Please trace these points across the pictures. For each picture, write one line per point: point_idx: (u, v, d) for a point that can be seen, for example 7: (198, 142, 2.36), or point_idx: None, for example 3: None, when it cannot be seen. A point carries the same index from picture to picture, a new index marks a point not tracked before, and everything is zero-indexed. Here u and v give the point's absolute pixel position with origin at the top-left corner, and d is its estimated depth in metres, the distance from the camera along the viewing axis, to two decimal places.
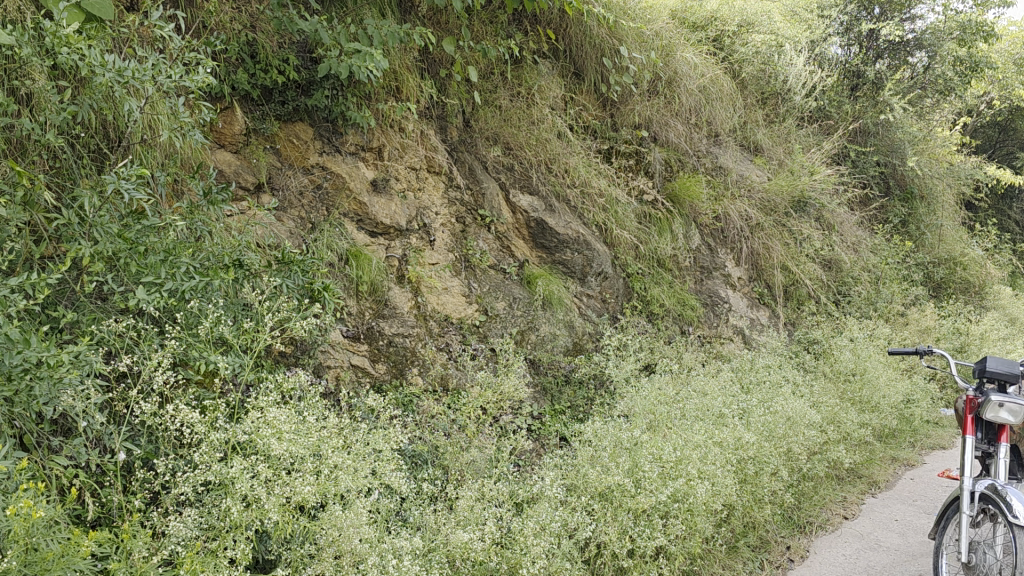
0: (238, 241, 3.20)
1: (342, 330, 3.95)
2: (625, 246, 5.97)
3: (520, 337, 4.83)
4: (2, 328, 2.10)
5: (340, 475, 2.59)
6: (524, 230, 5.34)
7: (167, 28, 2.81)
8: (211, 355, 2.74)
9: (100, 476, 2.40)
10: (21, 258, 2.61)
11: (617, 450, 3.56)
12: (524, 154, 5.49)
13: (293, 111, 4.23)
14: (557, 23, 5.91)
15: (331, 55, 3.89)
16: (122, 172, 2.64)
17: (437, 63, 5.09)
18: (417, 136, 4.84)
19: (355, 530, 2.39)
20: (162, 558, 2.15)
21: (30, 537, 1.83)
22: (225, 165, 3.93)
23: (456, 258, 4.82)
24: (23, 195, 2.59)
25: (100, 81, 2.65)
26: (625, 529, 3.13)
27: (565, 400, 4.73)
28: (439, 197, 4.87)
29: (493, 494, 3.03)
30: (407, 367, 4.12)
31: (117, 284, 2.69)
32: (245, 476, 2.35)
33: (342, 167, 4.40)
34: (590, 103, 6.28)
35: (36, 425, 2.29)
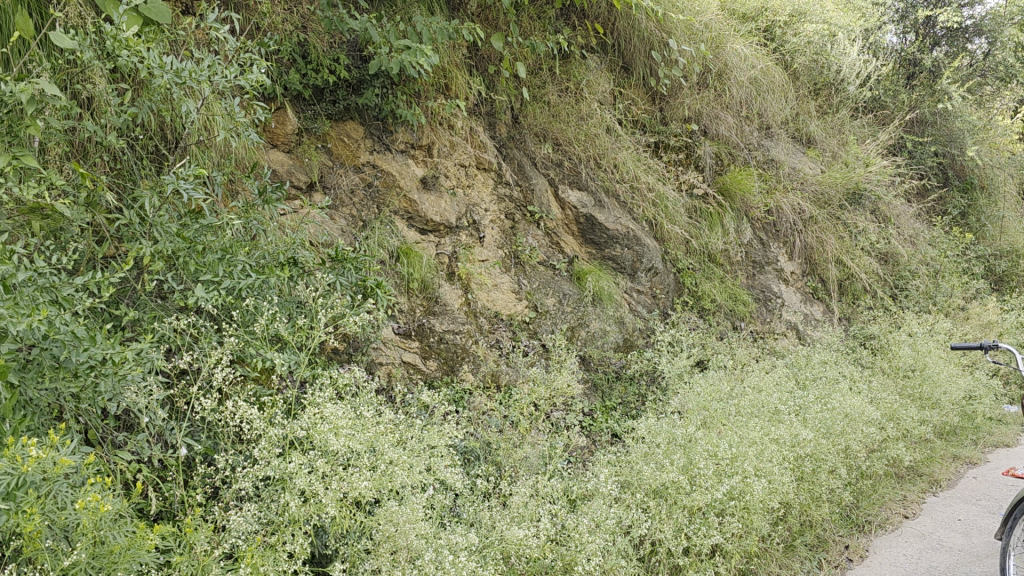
0: (293, 240, 3.24)
1: (394, 327, 3.98)
2: (676, 241, 5.91)
3: (571, 333, 4.82)
4: (69, 325, 2.12)
5: (395, 471, 2.60)
6: (574, 225, 5.31)
7: (223, 29, 2.84)
8: (268, 352, 2.79)
9: (162, 471, 2.45)
10: (84, 258, 2.68)
11: (671, 447, 3.53)
12: (573, 150, 5.47)
13: (344, 110, 4.28)
14: (605, 17, 5.87)
15: (381, 53, 3.92)
16: (180, 172, 2.69)
17: (486, 60, 5.10)
18: (466, 133, 4.85)
19: (410, 526, 2.41)
20: (224, 551, 2.18)
21: (99, 531, 1.88)
22: (279, 165, 3.98)
23: (506, 254, 4.83)
24: (86, 196, 2.65)
25: (159, 83, 2.70)
26: (680, 527, 3.10)
27: (616, 397, 4.69)
28: (488, 194, 4.88)
29: (546, 491, 3.03)
30: (458, 365, 4.12)
31: (176, 283, 2.74)
32: (303, 472, 2.38)
33: (392, 165, 4.42)
34: (639, 97, 6.23)
35: (101, 421, 2.34)
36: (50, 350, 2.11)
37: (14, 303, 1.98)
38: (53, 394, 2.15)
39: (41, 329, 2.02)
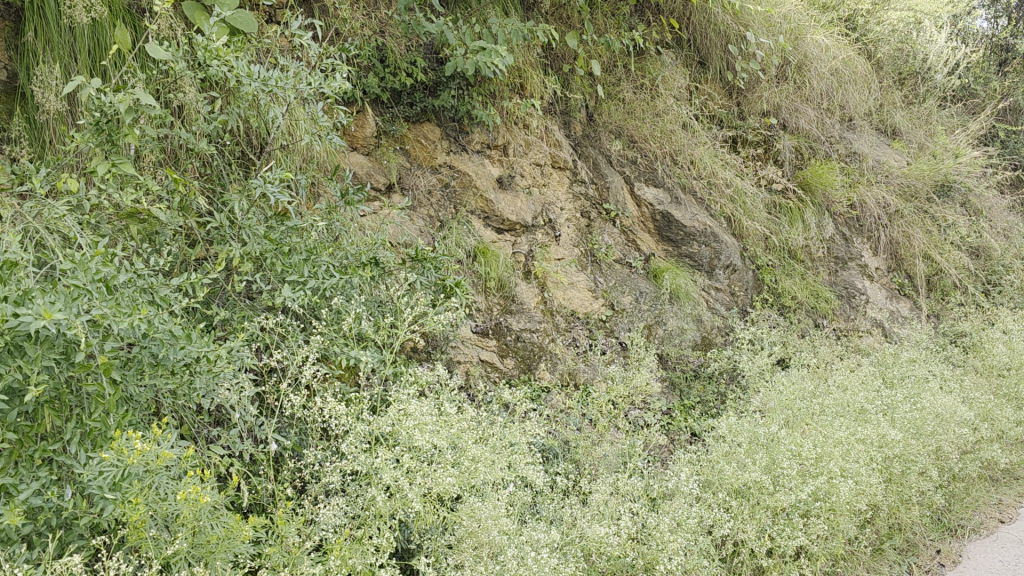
0: (374, 240, 3.30)
1: (472, 325, 4.02)
2: (755, 237, 5.81)
3: (648, 331, 4.78)
4: (167, 325, 2.20)
5: (478, 468, 2.64)
6: (650, 223, 5.27)
7: (306, 36, 2.92)
8: (352, 351, 2.86)
9: (253, 465, 2.53)
10: (177, 260, 2.78)
11: (753, 447, 3.48)
12: (648, 146, 5.43)
13: (421, 112, 4.33)
14: (680, 11, 5.81)
15: (457, 54, 3.97)
16: (267, 176, 2.78)
17: (560, 58, 5.10)
18: (541, 132, 4.86)
19: (492, 522, 2.43)
20: (314, 544, 2.24)
21: (198, 521, 1.97)
22: (359, 167, 4.05)
23: (582, 253, 4.83)
24: (179, 200, 2.76)
25: (247, 91, 2.80)
26: (764, 527, 3.05)
27: (694, 396, 4.64)
28: (564, 193, 4.89)
29: (627, 489, 3.02)
30: (535, 363, 4.15)
31: (264, 284, 2.83)
32: (389, 468, 2.43)
33: (468, 165, 4.46)
34: (715, 92, 6.15)
35: (196, 417, 2.43)
36: (149, 348, 2.18)
37: (116, 302, 2.08)
38: (153, 390, 2.23)
39: (141, 328, 2.10)
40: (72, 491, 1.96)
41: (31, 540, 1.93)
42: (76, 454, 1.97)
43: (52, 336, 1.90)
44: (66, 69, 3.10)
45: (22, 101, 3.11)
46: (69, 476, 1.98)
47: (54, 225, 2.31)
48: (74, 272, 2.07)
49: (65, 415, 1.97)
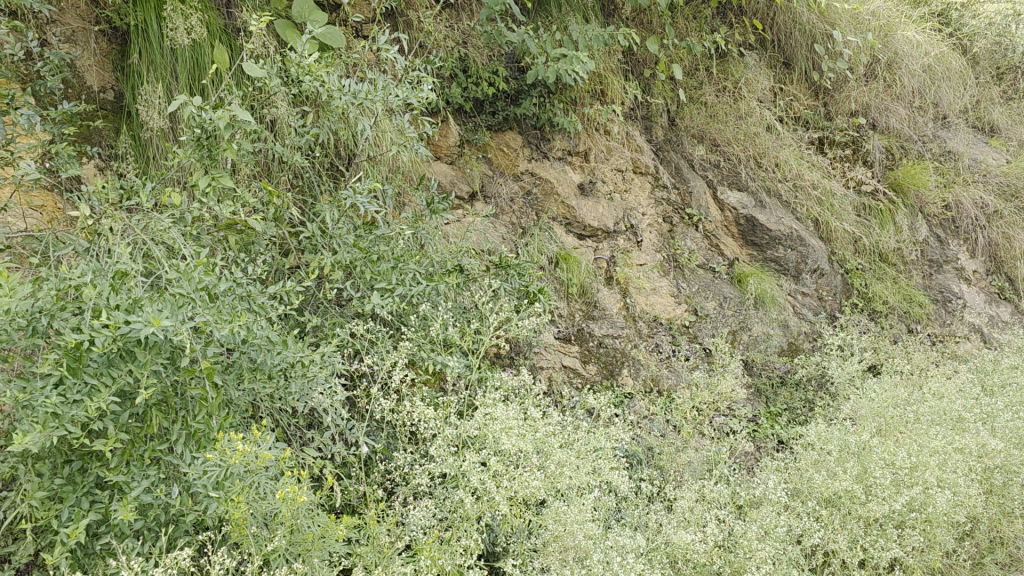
0: (459, 248, 3.36)
1: (554, 331, 4.05)
2: (844, 240, 5.67)
3: (732, 337, 4.73)
4: (264, 330, 2.30)
5: (563, 472, 2.65)
6: (734, 227, 5.21)
7: (392, 49, 3.00)
8: (439, 357, 2.93)
9: (345, 466, 2.61)
10: (272, 269, 2.90)
11: (843, 455, 3.41)
12: (731, 150, 5.37)
13: (503, 120, 4.39)
14: (763, 12, 5.74)
15: (538, 62, 4.02)
16: (356, 187, 2.87)
17: (641, 64, 5.09)
18: (623, 137, 4.86)
19: (578, 526, 2.44)
20: (404, 544, 2.30)
21: (295, 519, 2.05)
22: (442, 176, 4.11)
23: (664, 258, 4.81)
24: (274, 211, 2.87)
25: (338, 105, 2.90)
26: (855, 538, 2.98)
27: (781, 403, 4.55)
28: (646, 198, 4.87)
29: (713, 496, 2.99)
30: (618, 369, 4.15)
31: (353, 291, 2.92)
32: (476, 470, 2.47)
33: (550, 172, 4.50)
34: (801, 93, 6.04)
35: (291, 420, 2.54)
36: (248, 354, 2.28)
37: (218, 310, 2.19)
38: (251, 393, 2.33)
39: (241, 334, 2.20)
40: (179, 488, 2.07)
41: (143, 534, 2.06)
42: (182, 454, 2.07)
43: (160, 342, 2.02)
44: (167, 88, 3.26)
45: (128, 119, 3.30)
46: (176, 474, 2.08)
47: (159, 236, 2.45)
48: (179, 281, 2.19)
49: (171, 417, 2.09)
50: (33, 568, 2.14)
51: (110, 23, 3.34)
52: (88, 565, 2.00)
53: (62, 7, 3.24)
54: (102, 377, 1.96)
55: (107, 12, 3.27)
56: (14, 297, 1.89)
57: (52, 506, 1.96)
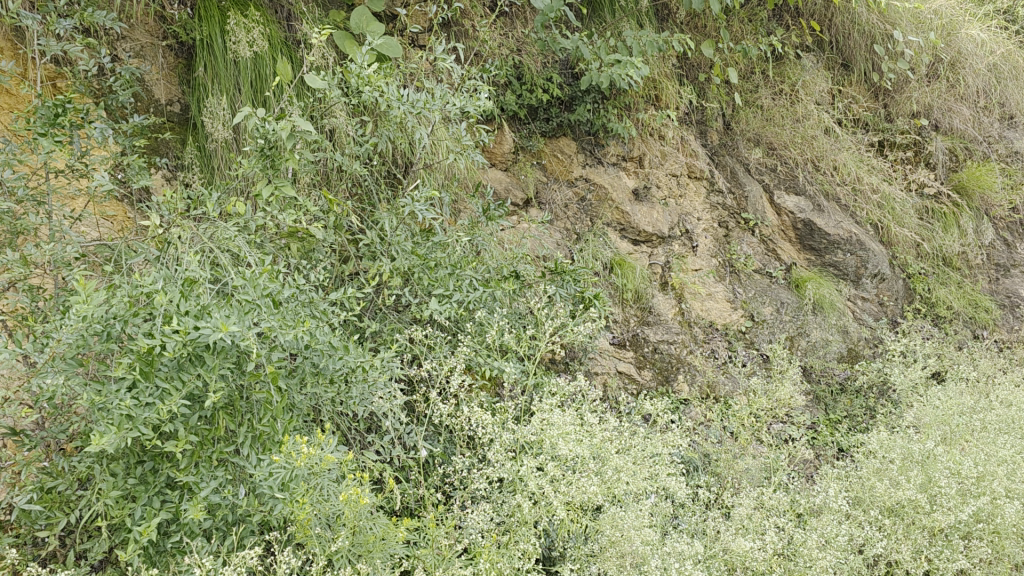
0: (515, 254, 3.38)
1: (609, 337, 4.05)
2: (905, 244, 5.55)
3: (790, 343, 4.67)
4: (326, 335, 2.35)
5: (621, 477, 2.65)
6: (791, 231, 5.14)
7: (449, 59, 3.05)
8: (495, 362, 2.96)
9: (404, 470, 2.65)
10: (333, 275, 2.96)
11: (906, 464, 3.34)
12: (789, 154, 5.31)
13: (557, 127, 4.41)
14: (821, 13, 5.66)
15: (592, 68, 4.04)
16: (414, 194, 2.92)
17: (696, 68, 5.07)
18: (677, 142, 4.83)
19: (635, 532, 2.44)
20: (463, 547, 2.33)
21: (358, 521, 2.10)
22: (497, 183, 4.14)
23: (720, 263, 4.77)
24: (334, 220, 2.94)
25: (397, 115, 2.96)
26: (920, 548, 2.92)
27: (842, 410, 4.47)
28: (701, 203, 4.84)
29: (772, 504, 2.96)
30: (673, 375, 4.14)
31: (412, 297, 2.97)
32: (534, 475, 2.49)
33: (604, 177, 4.50)
34: (860, 94, 5.93)
35: (351, 423, 2.59)
36: (311, 358, 2.33)
37: (282, 316, 2.25)
38: (314, 397, 2.39)
39: (304, 339, 2.25)
40: (246, 489, 2.13)
41: (211, 533, 2.13)
42: (248, 455, 2.13)
43: (227, 347, 2.08)
44: (231, 100, 3.36)
45: (193, 131, 3.40)
46: (242, 476, 2.15)
47: (225, 244, 2.52)
48: (245, 288, 2.25)
49: (238, 420, 2.15)
50: (107, 564, 2.22)
51: (177, 37, 3.46)
52: (159, 563, 2.08)
53: (132, 24, 3.36)
54: (172, 381, 2.03)
55: (174, 27, 3.39)
56: (91, 303, 1.97)
57: (125, 505, 2.04)
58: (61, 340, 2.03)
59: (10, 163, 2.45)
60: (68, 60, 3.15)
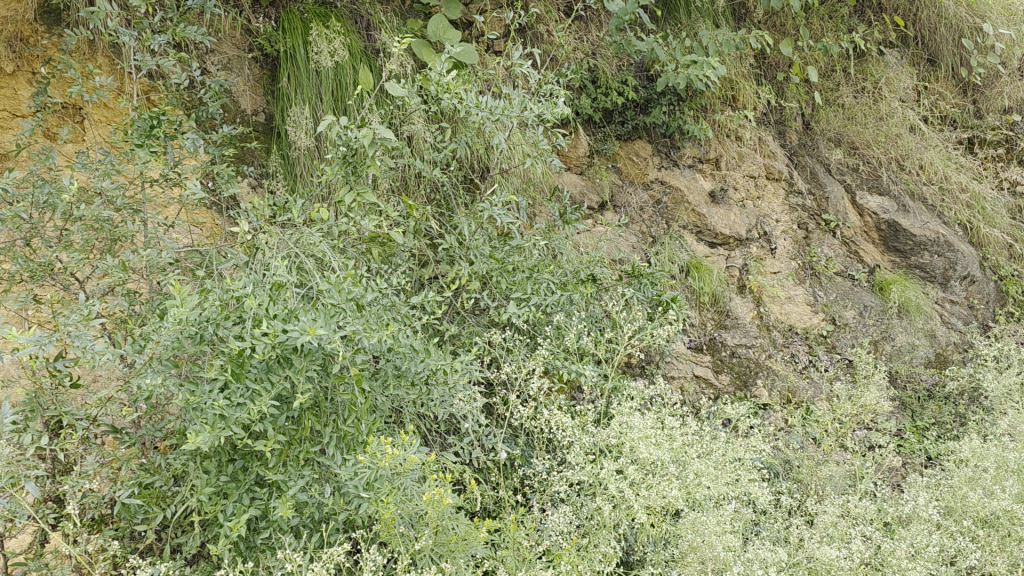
0: (592, 257, 3.38)
1: (686, 340, 4.01)
2: (996, 245, 5.35)
3: (874, 347, 4.54)
4: (408, 338, 2.40)
5: (702, 482, 2.62)
6: (874, 233, 5.01)
7: (526, 64, 3.07)
8: (574, 365, 2.97)
9: (484, 471, 2.69)
10: (412, 279, 3.01)
11: (1001, 473, 3.21)
12: (871, 153, 5.18)
13: (633, 129, 4.39)
14: (905, 8, 5.50)
15: (668, 70, 4.01)
16: (492, 199, 2.95)
17: (774, 67, 5.00)
18: (755, 143, 4.76)
19: (716, 538, 2.41)
20: (543, 549, 2.34)
21: (440, 520, 2.14)
22: (573, 187, 4.15)
23: (800, 265, 4.67)
24: (413, 225, 2.99)
25: (475, 121, 2.99)
26: (1016, 562, 2.80)
27: (929, 417, 4.33)
28: (780, 205, 4.75)
29: (858, 512, 2.89)
30: (752, 379, 4.07)
31: (490, 301, 3.01)
32: (614, 479, 2.48)
33: (680, 180, 4.46)
34: (948, 90, 5.73)
35: (432, 425, 2.63)
36: (393, 361, 2.38)
37: (366, 319, 2.30)
38: (396, 399, 2.43)
39: (387, 343, 2.29)
40: (332, 488, 2.19)
41: (299, 530, 2.19)
42: (334, 455, 2.19)
43: (314, 349, 2.13)
44: (313, 109, 3.44)
45: (277, 140, 3.50)
46: (328, 475, 2.20)
47: (310, 249, 2.59)
48: (331, 292, 2.31)
49: (324, 420, 2.21)
50: (200, 559, 2.30)
51: (262, 50, 3.57)
52: (250, 557, 2.15)
53: (220, 37, 3.49)
54: (262, 382, 2.10)
55: (259, 39, 3.52)
56: (186, 307, 2.05)
57: (218, 501, 2.12)
58: (159, 343, 2.12)
59: (109, 173, 2.56)
60: (161, 74, 3.29)
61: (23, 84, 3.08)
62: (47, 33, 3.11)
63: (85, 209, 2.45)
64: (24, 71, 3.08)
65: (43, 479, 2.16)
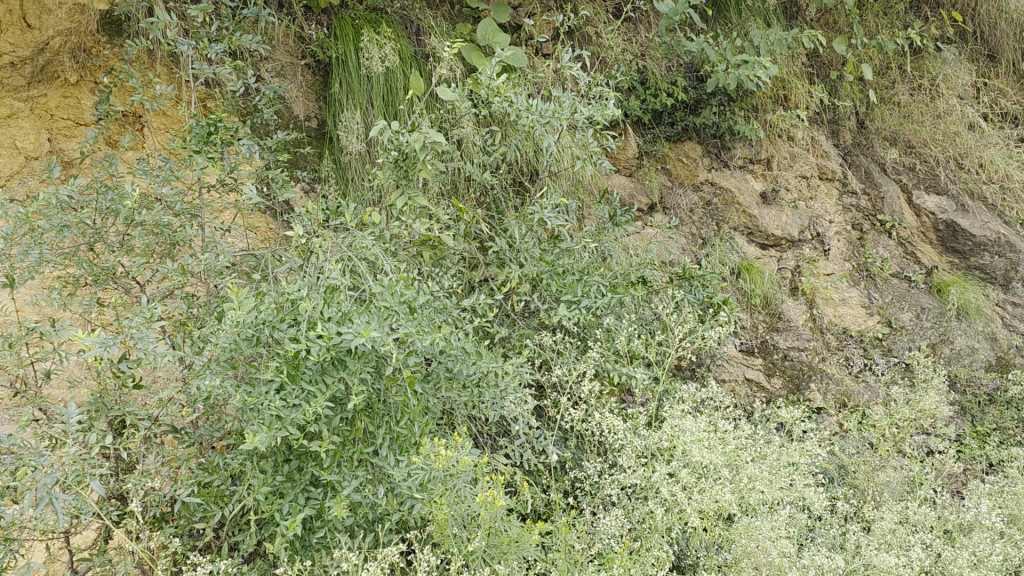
0: (643, 259, 3.36)
1: (737, 343, 3.97)
2: None
3: (932, 351, 4.44)
4: (460, 340, 2.42)
5: (756, 486, 2.60)
6: (932, 233, 4.89)
7: (576, 67, 3.06)
8: (625, 368, 2.95)
9: (535, 474, 2.69)
10: (463, 282, 3.03)
11: None
12: (928, 151, 5.06)
13: (682, 130, 4.36)
14: (963, 3, 5.38)
15: (719, 70, 3.98)
16: (543, 202, 2.96)
17: (827, 65, 4.94)
18: (808, 143, 4.69)
19: (771, 543, 2.38)
20: (595, 552, 2.34)
21: (493, 522, 2.15)
22: (622, 189, 4.14)
23: (854, 267, 4.59)
24: (464, 228, 3.01)
25: (525, 124, 3.00)
26: None
27: (990, 422, 4.21)
28: (833, 205, 4.68)
29: (918, 519, 2.83)
30: (804, 383, 4.01)
31: (540, 303, 3.01)
32: (667, 482, 2.47)
33: (731, 181, 4.41)
34: (1009, 87, 5.55)
35: (483, 426, 2.65)
36: (445, 363, 2.40)
37: (419, 322, 2.31)
38: (448, 401, 2.45)
39: (439, 345, 2.31)
40: (385, 490, 2.22)
41: (353, 530, 2.22)
42: (387, 456, 2.21)
43: (367, 351, 2.16)
44: (364, 114, 3.49)
45: (329, 145, 3.55)
46: (382, 476, 2.23)
47: (362, 253, 2.62)
48: (384, 296, 2.34)
49: (377, 422, 2.23)
50: (256, 557, 2.34)
51: (315, 56, 3.64)
52: (305, 556, 2.19)
53: (274, 45, 3.56)
54: (317, 384, 2.13)
55: (312, 46, 3.59)
56: (243, 310, 2.09)
57: (275, 500, 2.16)
58: (218, 344, 2.16)
59: (168, 179, 2.63)
60: (218, 82, 3.36)
61: (86, 94, 3.18)
62: (109, 44, 3.20)
63: (146, 214, 2.52)
64: (87, 81, 3.18)
65: (107, 477, 2.22)
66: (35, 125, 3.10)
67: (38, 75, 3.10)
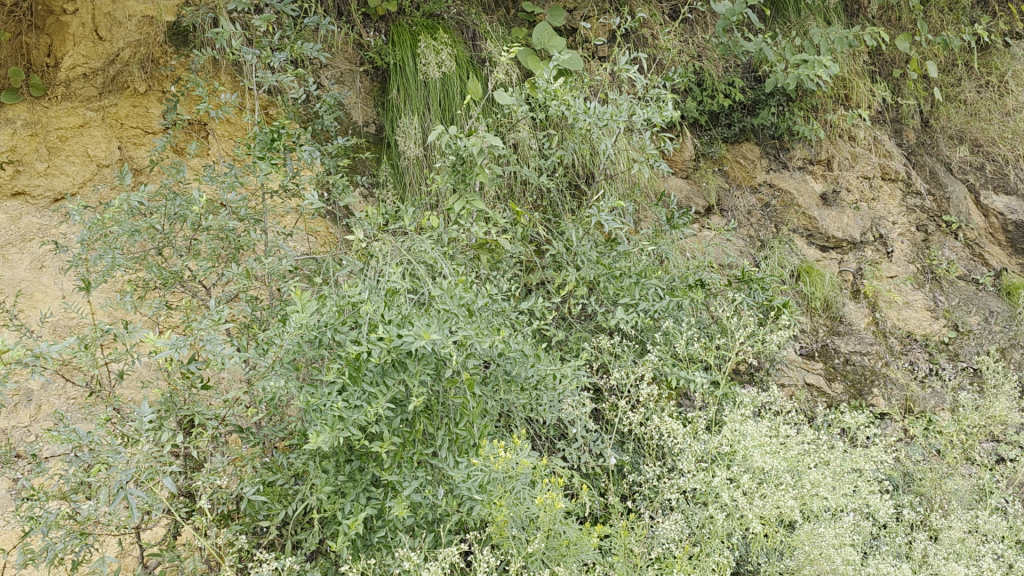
0: (701, 262, 3.33)
1: (796, 347, 3.91)
2: None
3: (1001, 355, 4.30)
4: (519, 343, 2.44)
5: (819, 492, 2.55)
6: (1001, 234, 4.75)
7: (633, 69, 3.03)
8: (683, 372, 2.93)
9: (593, 477, 2.69)
10: (520, 285, 3.05)
11: None
12: (997, 150, 4.91)
13: (740, 132, 4.32)
14: None
15: (778, 70, 3.93)
16: (600, 206, 2.95)
17: (890, 63, 4.84)
18: (870, 142, 4.59)
19: (835, 551, 2.34)
20: (655, 555, 2.33)
21: (552, 524, 2.16)
22: (678, 191, 4.12)
23: (919, 269, 4.48)
24: (520, 231, 3.02)
25: (583, 127, 2.98)
26: None
27: None
28: (896, 206, 4.57)
29: (988, 529, 2.75)
30: (867, 388, 3.92)
31: (597, 306, 3.01)
32: (727, 486, 2.44)
33: (790, 182, 4.34)
34: None
35: (541, 429, 2.66)
36: (504, 366, 2.40)
37: (478, 324, 2.33)
38: (506, 403, 2.46)
39: (498, 347, 2.32)
40: (445, 491, 2.24)
41: (413, 531, 2.25)
42: (446, 458, 2.24)
43: (427, 353, 2.18)
44: (421, 119, 3.52)
45: (387, 150, 3.59)
46: (441, 477, 2.25)
47: (420, 256, 2.65)
48: (443, 298, 2.36)
49: (436, 423, 2.25)
50: (318, 555, 2.37)
51: (373, 63, 3.70)
52: (365, 555, 2.22)
53: (334, 52, 3.62)
54: (378, 385, 2.17)
55: (370, 53, 3.65)
56: (307, 312, 2.13)
57: (337, 500, 2.19)
58: (282, 346, 2.21)
59: (233, 185, 2.69)
60: (280, 89, 3.44)
61: (154, 102, 3.27)
62: (175, 54, 3.25)
63: (212, 219, 2.58)
64: (155, 90, 3.26)
65: (176, 476, 2.28)
66: (106, 134, 3.22)
67: (108, 85, 3.20)
